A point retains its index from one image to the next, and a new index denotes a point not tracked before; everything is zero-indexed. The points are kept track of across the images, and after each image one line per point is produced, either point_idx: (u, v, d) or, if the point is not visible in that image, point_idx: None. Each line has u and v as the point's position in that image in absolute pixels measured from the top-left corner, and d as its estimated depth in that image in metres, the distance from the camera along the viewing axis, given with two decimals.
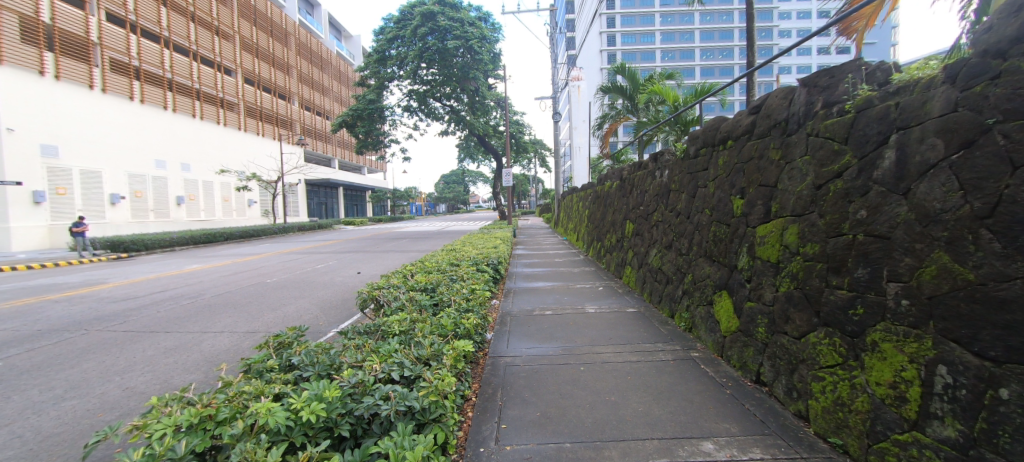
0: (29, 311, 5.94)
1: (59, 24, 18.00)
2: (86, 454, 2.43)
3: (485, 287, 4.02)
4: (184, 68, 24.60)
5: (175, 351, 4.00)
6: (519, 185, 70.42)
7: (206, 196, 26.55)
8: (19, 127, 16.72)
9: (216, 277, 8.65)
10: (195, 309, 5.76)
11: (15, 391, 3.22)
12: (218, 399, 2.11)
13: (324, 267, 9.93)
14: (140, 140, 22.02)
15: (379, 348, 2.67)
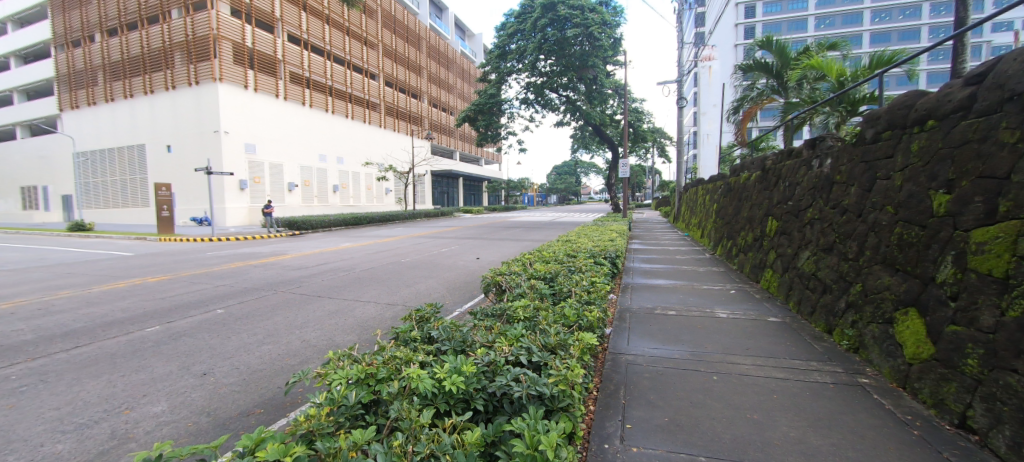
0: (239, 272, 7.73)
1: (256, 47, 23.01)
2: (285, 389, 3.05)
3: (605, 281, 3.87)
4: (341, 76, 29.12)
5: (335, 314, 4.78)
6: (634, 177, 66.90)
7: (355, 185, 31.10)
8: (232, 130, 21.69)
9: (363, 255, 10.13)
10: (348, 281, 6.82)
11: (233, 333, 4.22)
12: (377, 360, 2.41)
13: (449, 251, 10.86)
14: (309, 139, 26.78)
15: (507, 332, 2.74)
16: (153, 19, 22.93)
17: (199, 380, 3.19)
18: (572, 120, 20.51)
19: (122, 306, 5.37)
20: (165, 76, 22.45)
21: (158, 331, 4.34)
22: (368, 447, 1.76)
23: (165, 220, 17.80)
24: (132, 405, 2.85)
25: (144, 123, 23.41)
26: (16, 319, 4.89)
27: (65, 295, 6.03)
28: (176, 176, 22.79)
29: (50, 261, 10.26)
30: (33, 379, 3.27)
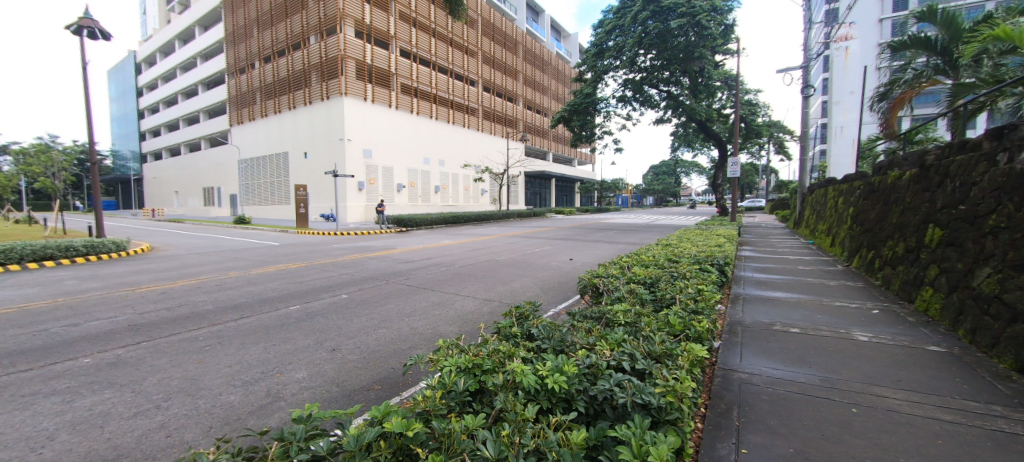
0: (358, 263, 8.82)
1: (374, 63, 26.01)
2: (399, 370, 3.37)
3: (713, 289, 3.58)
4: (444, 84, 31.43)
5: (438, 306, 5.17)
6: (745, 177, 60.19)
7: (454, 186, 33.26)
8: (354, 137, 24.82)
9: (461, 251, 10.77)
10: (449, 275, 7.31)
11: (355, 316, 4.83)
12: (482, 352, 2.57)
13: (542, 251, 11.01)
14: (416, 144, 29.32)
15: (607, 335, 2.69)
16: (296, 45, 27.18)
17: (329, 354, 3.69)
18: (674, 117, 19.31)
19: (272, 286, 6.50)
20: (304, 93, 26.53)
21: (299, 309, 5.15)
22: (477, 432, 1.87)
23: (302, 217, 20.90)
24: (281, 369, 3.43)
25: (288, 134, 27.94)
26: (202, 291, 6.22)
27: (235, 275, 7.51)
28: (311, 178, 26.80)
29: (223, 248, 12.84)
30: (213, 341, 4.14)
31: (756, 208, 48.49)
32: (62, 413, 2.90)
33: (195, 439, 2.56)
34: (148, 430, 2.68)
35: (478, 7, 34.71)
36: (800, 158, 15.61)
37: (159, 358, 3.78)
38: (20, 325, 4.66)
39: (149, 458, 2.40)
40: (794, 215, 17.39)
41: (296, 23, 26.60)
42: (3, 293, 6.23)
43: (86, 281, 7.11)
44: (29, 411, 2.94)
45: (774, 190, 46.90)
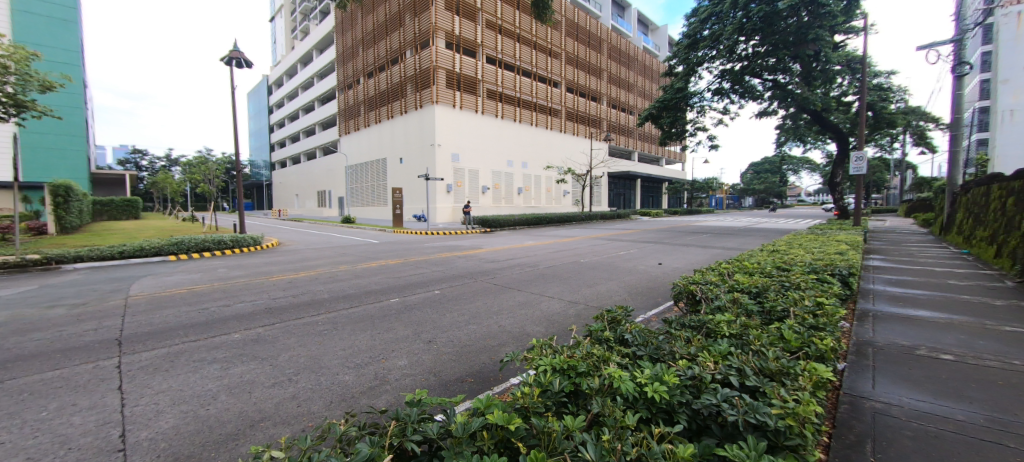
0: (447, 261, 9.37)
1: (462, 71, 27.47)
2: (488, 366, 3.60)
3: (835, 303, 3.19)
4: (527, 87, 32.01)
5: (525, 305, 5.30)
6: (873, 175, 51.34)
7: (537, 187, 33.78)
8: (443, 142, 26.51)
9: (544, 253, 10.87)
10: (534, 276, 7.44)
11: (447, 310, 5.18)
12: (577, 354, 2.61)
13: (628, 254, 10.63)
14: (500, 147, 30.39)
15: (710, 347, 2.55)
16: (394, 60, 29.86)
17: (426, 345, 4.07)
18: (781, 108, 17.29)
19: (374, 280, 7.21)
20: (401, 104, 29.06)
21: (399, 301, 5.67)
22: (576, 433, 1.89)
23: (398, 217, 23.01)
24: (386, 355, 3.87)
25: (387, 142, 30.84)
26: (319, 282, 7.13)
27: (345, 268, 8.48)
28: (405, 182, 29.34)
29: (333, 244, 14.57)
30: (330, 325, 4.74)
31: (886, 209, 41.33)
32: (221, 378, 3.59)
33: (319, 411, 3.03)
34: (284, 398, 3.25)
35: (563, 8, 34.68)
36: (948, 151, 13.18)
37: (289, 337, 4.42)
38: (191, 303, 5.79)
39: (287, 422, 2.92)
40: (941, 220, 14.62)
41: (394, 40, 29.19)
42: (180, 277, 7.78)
43: (235, 270, 8.57)
44: (200, 374, 3.69)
45: (910, 188, 39.55)
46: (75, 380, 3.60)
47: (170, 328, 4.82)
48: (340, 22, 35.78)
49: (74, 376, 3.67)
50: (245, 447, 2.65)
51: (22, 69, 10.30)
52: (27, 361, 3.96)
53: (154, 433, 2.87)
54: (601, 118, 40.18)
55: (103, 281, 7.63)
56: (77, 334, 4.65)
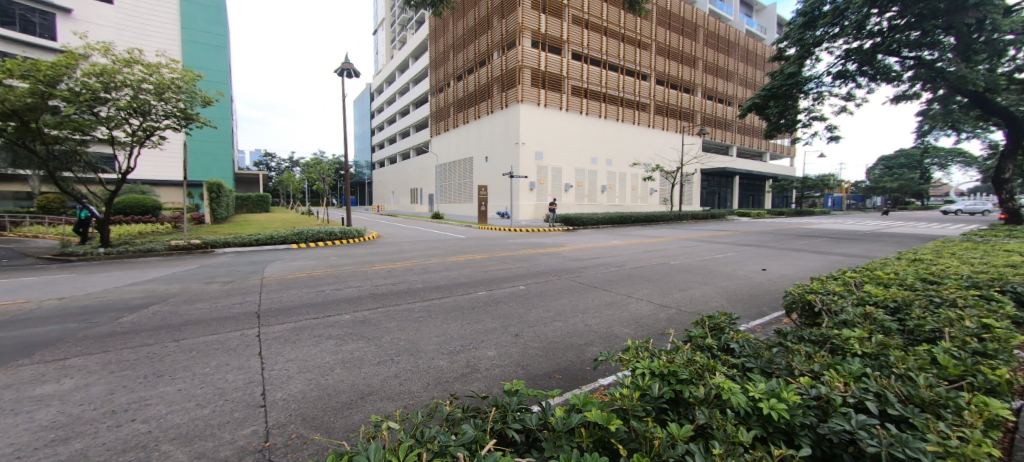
0: (531, 257, 9.65)
1: (548, 69, 27.69)
2: (578, 362, 4.15)
3: (1008, 326, 2.66)
4: (614, 82, 31.19)
5: (613, 305, 5.91)
6: None
7: (621, 185, 32.90)
8: (527, 140, 27.01)
9: (629, 252, 10.64)
10: (618, 279, 7.45)
11: (538, 304, 5.87)
12: (678, 360, 2.55)
13: (724, 258, 9.98)
14: (585, 144, 30.02)
15: (839, 366, 2.29)
16: (482, 62, 31.05)
17: (513, 339, 4.64)
18: (926, 91, 14.50)
19: (463, 272, 7.71)
20: (488, 104, 30.18)
21: (485, 295, 6.14)
22: (680, 442, 1.80)
23: (483, 213, 24.34)
24: (475, 346, 4.41)
25: (474, 141, 32.30)
26: (415, 271, 7.81)
27: (436, 260, 9.14)
28: (490, 179, 30.42)
29: (424, 238, 15.73)
30: (424, 313, 5.32)
31: None
32: (336, 352, 4.20)
33: (418, 391, 3.47)
34: (389, 376, 3.77)
35: None
36: None
37: (389, 321, 5.03)
38: (312, 285, 6.75)
39: (391, 398, 3.38)
40: None
41: (483, 43, 30.36)
42: (300, 263, 9.05)
43: (345, 258, 9.74)
44: (319, 347, 4.32)
45: None
46: (229, 343, 4.41)
47: (295, 305, 5.63)
48: (433, 30, 38.20)
49: (227, 340, 4.49)
50: (358, 415, 3.13)
51: (191, 89, 12.66)
52: (195, 325, 4.94)
53: (287, 395, 3.47)
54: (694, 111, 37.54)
55: (248, 263, 9.20)
56: (230, 305, 5.68)
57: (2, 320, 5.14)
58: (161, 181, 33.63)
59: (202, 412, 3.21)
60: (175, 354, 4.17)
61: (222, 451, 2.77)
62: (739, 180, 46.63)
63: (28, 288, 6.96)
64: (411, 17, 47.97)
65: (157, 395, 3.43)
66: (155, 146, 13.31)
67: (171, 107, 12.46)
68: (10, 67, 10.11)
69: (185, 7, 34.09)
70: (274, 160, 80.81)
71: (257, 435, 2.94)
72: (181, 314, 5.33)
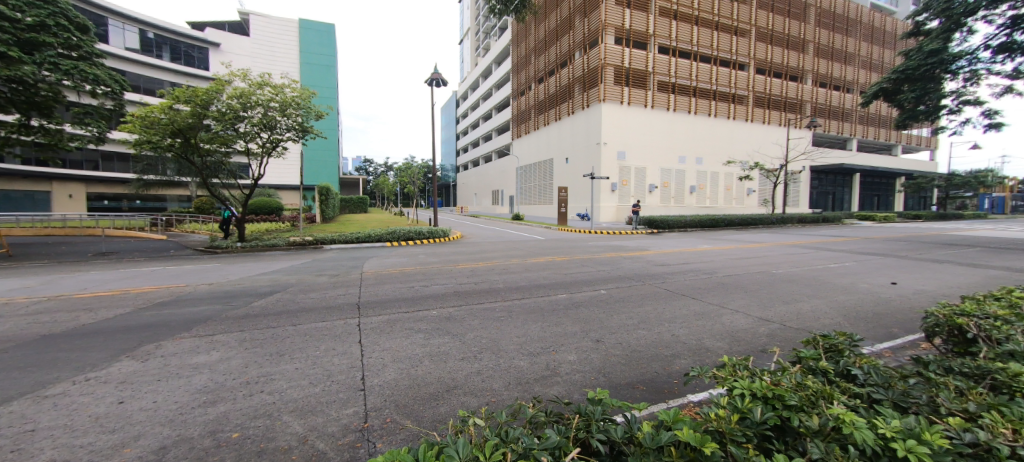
0: (613, 261, 9.37)
1: (632, 65, 26.35)
2: (660, 374, 3.91)
3: None
4: (706, 74, 29.10)
5: (702, 317, 5.52)
6: None
7: (712, 185, 30.57)
8: (609, 140, 26.41)
9: (721, 259, 9.78)
10: (708, 288, 6.92)
11: (617, 311, 5.71)
12: (786, 383, 2.37)
13: (842, 268, 8.69)
14: (672, 143, 28.49)
15: (1003, 410, 1.95)
16: (563, 62, 31.00)
17: (594, 344, 4.60)
18: None
19: (543, 274, 7.76)
20: (569, 105, 30.04)
21: (566, 299, 6.16)
22: None
23: (562, 215, 24.36)
24: (555, 349, 4.44)
25: (555, 143, 32.37)
26: (497, 272, 8.07)
27: (517, 261, 9.35)
28: (570, 181, 30.28)
29: (505, 239, 16.17)
30: (504, 313, 5.50)
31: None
32: (424, 346, 4.50)
33: (499, 389, 3.57)
34: (471, 372, 3.92)
35: None
36: None
37: (472, 319, 5.27)
38: (403, 281, 7.31)
39: (474, 393, 3.51)
40: None
41: (564, 44, 30.29)
42: (394, 260, 9.90)
43: (432, 257, 10.41)
44: (410, 340, 4.66)
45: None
46: (334, 331, 4.97)
47: (389, 299, 6.16)
48: (515, 34, 39.13)
49: (333, 328, 5.06)
50: (444, 407, 3.30)
51: (307, 105, 14.51)
52: (308, 312, 5.65)
53: (382, 382, 3.79)
54: (803, 101, 33.24)
55: (350, 259, 10.31)
56: (335, 296, 6.40)
57: (175, 299, 6.44)
58: (284, 186, 39.34)
59: (314, 390, 3.65)
60: (293, 337, 4.81)
61: (330, 426, 3.12)
62: (859, 178, 40.35)
63: (190, 274, 8.61)
64: (494, 25, 49.59)
65: (279, 372, 3.98)
66: (279, 156, 15.47)
67: (292, 121, 14.39)
68: (179, 94, 12.52)
69: (304, 33, 39.49)
70: (372, 165, 89.70)
71: (358, 416, 3.25)
72: (297, 302, 6.16)
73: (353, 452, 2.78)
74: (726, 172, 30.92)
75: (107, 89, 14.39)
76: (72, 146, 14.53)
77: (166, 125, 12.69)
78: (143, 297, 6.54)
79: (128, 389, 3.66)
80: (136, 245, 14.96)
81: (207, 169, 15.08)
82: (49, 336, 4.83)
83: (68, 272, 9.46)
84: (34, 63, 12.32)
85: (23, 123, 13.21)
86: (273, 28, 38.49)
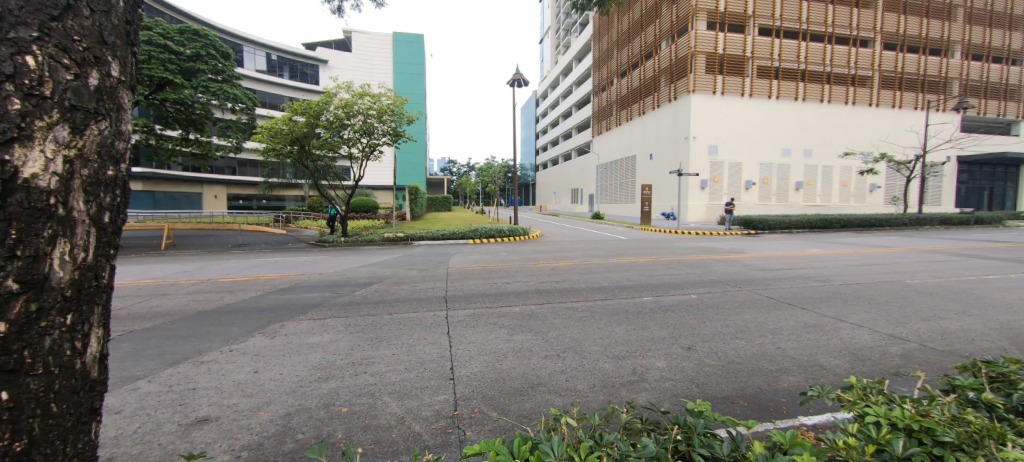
0: (705, 264, 8.70)
1: (728, 51, 24.78)
2: (765, 389, 3.52)
3: None
4: (818, 55, 26.00)
5: (814, 329, 4.85)
6: None
7: (824, 181, 27.15)
8: (700, 134, 24.79)
9: (836, 264, 8.54)
10: (821, 297, 6.07)
11: (710, 319, 5.27)
12: (940, 416, 2.08)
13: (1008, 280, 7.02)
14: (774, 134, 25.94)
15: None
16: (648, 54, 29.78)
17: (686, 352, 4.30)
18: None
19: (626, 276, 7.48)
20: (654, 98, 28.84)
21: (652, 302, 5.88)
22: None
23: (645, 214, 23.41)
24: (642, 354, 4.25)
25: (638, 139, 31.38)
26: (577, 271, 7.96)
27: (598, 261, 9.13)
28: (655, 178, 29.04)
29: (585, 238, 15.96)
30: (586, 314, 5.42)
31: None
32: (508, 341, 4.59)
33: (584, 390, 3.49)
34: (555, 370, 3.90)
35: None
36: None
37: (555, 317, 5.27)
38: (486, 277, 7.54)
39: (558, 392, 3.48)
40: None
41: (650, 34, 29.08)
42: (477, 257, 10.29)
43: (512, 254, 10.62)
44: (494, 334, 4.79)
45: None
46: (424, 321, 5.29)
47: (473, 294, 6.40)
48: (597, 29, 38.57)
49: (423, 319, 5.38)
50: (530, 403, 3.31)
51: (400, 111, 15.70)
52: (401, 303, 6.10)
53: (469, 373, 3.93)
54: (949, 79, 28.09)
55: (437, 255, 10.95)
56: (424, 289, 6.83)
57: (294, 285, 7.42)
58: (379, 186, 43.37)
59: (409, 375, 3.91)
60: (388, 325, 5.22)
61: (424, 410, 3.30)
62: None
63: (304, 264, 9.84)
64: (575, 22, 48.94)
65: (377, 356, 4.34)
66: (375, 159, 16.89)
67: (387, 127, 15.64)
68: (297, 107, 14.39)
69: (396, 45, 43.14)
70: (456, 165, 95.42)
71: (448, 403, 3.40)
72: (392, 292, 6.69)
73: (446, 437, 2.91)
74: (841, 166, 27.39)
75: (242, 106, 17.09)
76: (218, 155, 17.49)
77: (287, 134, 14.74)
78: (269, 283, 7.61)
79: (260, 361, 4.26)
80: (263, 238, 17.55)
81: (317, 173, 17.06)
82: (203, 311, 5.86)
83: (215, 259, 11.42)
84: (192, 88, 15.09)
85: (184, 137, 16.09)
86: (371, 43, 42.46)
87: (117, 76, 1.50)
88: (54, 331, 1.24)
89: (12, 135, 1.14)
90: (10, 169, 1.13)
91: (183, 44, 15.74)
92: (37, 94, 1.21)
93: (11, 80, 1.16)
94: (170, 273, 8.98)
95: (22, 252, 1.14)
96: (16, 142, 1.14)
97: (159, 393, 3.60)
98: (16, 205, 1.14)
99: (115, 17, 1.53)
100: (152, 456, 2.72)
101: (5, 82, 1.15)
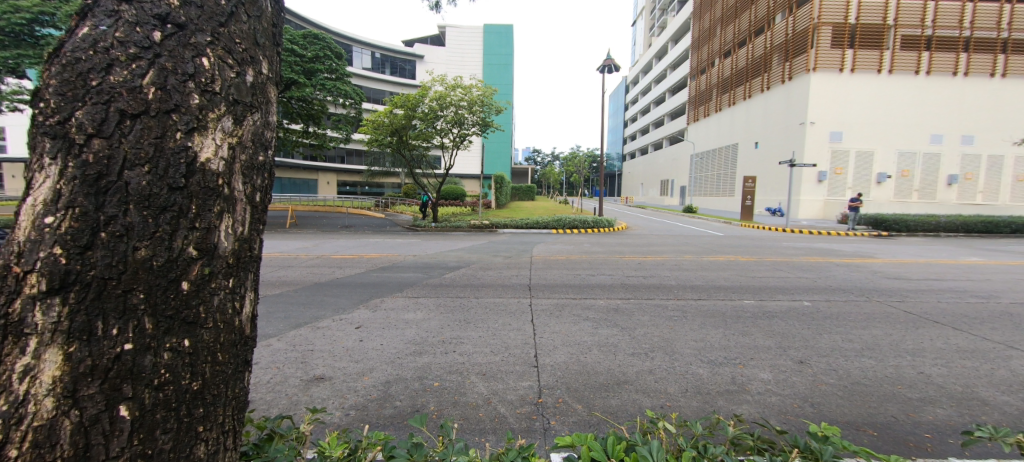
0: (821, 267, 7.63)
1: (862, 20, 21.28)
2: (901, 420, 2.95)
3: None
4: (991, 17, 21.15)
5: (973, 355, 3.96)
6: None
7: (990, 174, 22.14)
8: (818, 120, 21.75)
9: (1007, 278, 6.86)
10: (982, 318, 4.93)
11: (828, 330, 4.61)
12: None
13: None
14: (919, 117, 21.78)
15: None
16: (759, 29, 26.81)
17: (798, 366, 3.80)
18: None
19: (724, 276, 6.87)
20: (763, 80, 25.96)
21: (753, 306, 5.34)
22: None
23: (747, 209, 21.21)
24: (744, 362, 3.85)
25: (740, 126, 28.56)
26: (667, 267, 7.52)
27: (691, 258, 8.52)
28: (760, 169, 26.21)
29: (675, 233, 15.04)
30: (677, 313, 5.09)
31: None
32: (594, 335, 4.48)
33: (676, 394, 3.27)
34: (643, 370, 3.71)
35: None
36: None
37: (643, 314, 5.04)
38: (570, 268, 7.46)
39: (646, 392, 3.31)
40: None
41: (763, 7, 26.10)
42: (560, 247, 10.24)
43: (597, 246, 10.39)
44: (579, 326, 4.72)
45: None
46: (509, 308, 5.40)
47: (558, 284, 6.39)
48: (699, 5, 35.69)
49: (508, 305, 5.51)
50: (616, 400, 3.20)
51: (490, 102, 16.06)
52: (487, 288, 6.31)
53: (554, 362, 3.92)
54: None
55: (520, 243, 11.15)
56: (509, 276, 6.97)
57: (393, 265, 8.11)
58: (467, 175, 45.55)
59: (495, 358, 4.02)
60: (476, 308, 5.42)
61: (509, 394, 3.36)
62: None
63: (401, 246, 10.68)
64: None
65: (465, 338, 4.52)
66: (464, 148, 17.60)
67: (476, 117, 16.18)
68: (397, 100, 15.49)
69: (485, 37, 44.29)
70: (540, 155, 97.18)
71: (532, 390, 3.42)
72: (478, 277, 6.95)
73: (531, 423, 2.93)
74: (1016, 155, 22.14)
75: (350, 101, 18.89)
76: (331, 145, 19.74)
77: (388, 126, 16.01)
78: (371, 262, 8.39)
79: (364, 331, 4.69)
80: (366, 221, 19.49)
81: (413, 162, 18.33)
82: (319, 283, 6.68)
83: (329, 238, 12.99)
84: (313, 86, 17.14)
85: (305, 130, 18.43)
86: (463, 37, 44.05)
87: (267, 74, 1.62)
88: (220, 292, 1.41)
89: (194, 125, 1.33)
90: (191, 154, 1.32)
91: (306, 47, 17.89)
92: (208, 88, 1.36)
93: (192, 78, 1.35)
94: (295, 248, 10.44)
95: (198, 225, 1.33)
96: (195, 132, 1.33)
97: (285, 351, 4.15)
98: (196, 184, 1.32)
99: (266, 21, 1.64)
100: (281, 404, 3.16)
101: (188, 81, 1.35)
